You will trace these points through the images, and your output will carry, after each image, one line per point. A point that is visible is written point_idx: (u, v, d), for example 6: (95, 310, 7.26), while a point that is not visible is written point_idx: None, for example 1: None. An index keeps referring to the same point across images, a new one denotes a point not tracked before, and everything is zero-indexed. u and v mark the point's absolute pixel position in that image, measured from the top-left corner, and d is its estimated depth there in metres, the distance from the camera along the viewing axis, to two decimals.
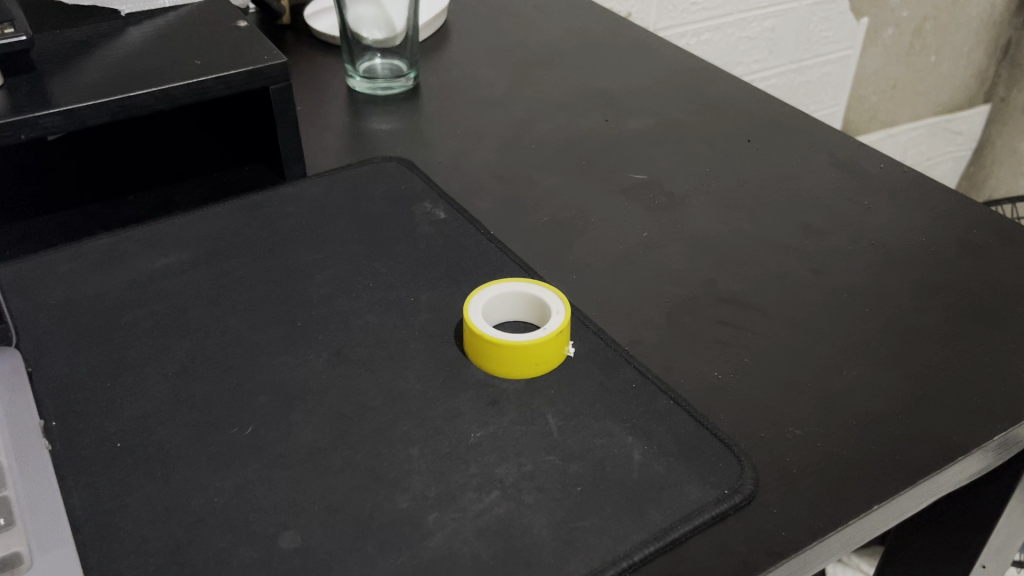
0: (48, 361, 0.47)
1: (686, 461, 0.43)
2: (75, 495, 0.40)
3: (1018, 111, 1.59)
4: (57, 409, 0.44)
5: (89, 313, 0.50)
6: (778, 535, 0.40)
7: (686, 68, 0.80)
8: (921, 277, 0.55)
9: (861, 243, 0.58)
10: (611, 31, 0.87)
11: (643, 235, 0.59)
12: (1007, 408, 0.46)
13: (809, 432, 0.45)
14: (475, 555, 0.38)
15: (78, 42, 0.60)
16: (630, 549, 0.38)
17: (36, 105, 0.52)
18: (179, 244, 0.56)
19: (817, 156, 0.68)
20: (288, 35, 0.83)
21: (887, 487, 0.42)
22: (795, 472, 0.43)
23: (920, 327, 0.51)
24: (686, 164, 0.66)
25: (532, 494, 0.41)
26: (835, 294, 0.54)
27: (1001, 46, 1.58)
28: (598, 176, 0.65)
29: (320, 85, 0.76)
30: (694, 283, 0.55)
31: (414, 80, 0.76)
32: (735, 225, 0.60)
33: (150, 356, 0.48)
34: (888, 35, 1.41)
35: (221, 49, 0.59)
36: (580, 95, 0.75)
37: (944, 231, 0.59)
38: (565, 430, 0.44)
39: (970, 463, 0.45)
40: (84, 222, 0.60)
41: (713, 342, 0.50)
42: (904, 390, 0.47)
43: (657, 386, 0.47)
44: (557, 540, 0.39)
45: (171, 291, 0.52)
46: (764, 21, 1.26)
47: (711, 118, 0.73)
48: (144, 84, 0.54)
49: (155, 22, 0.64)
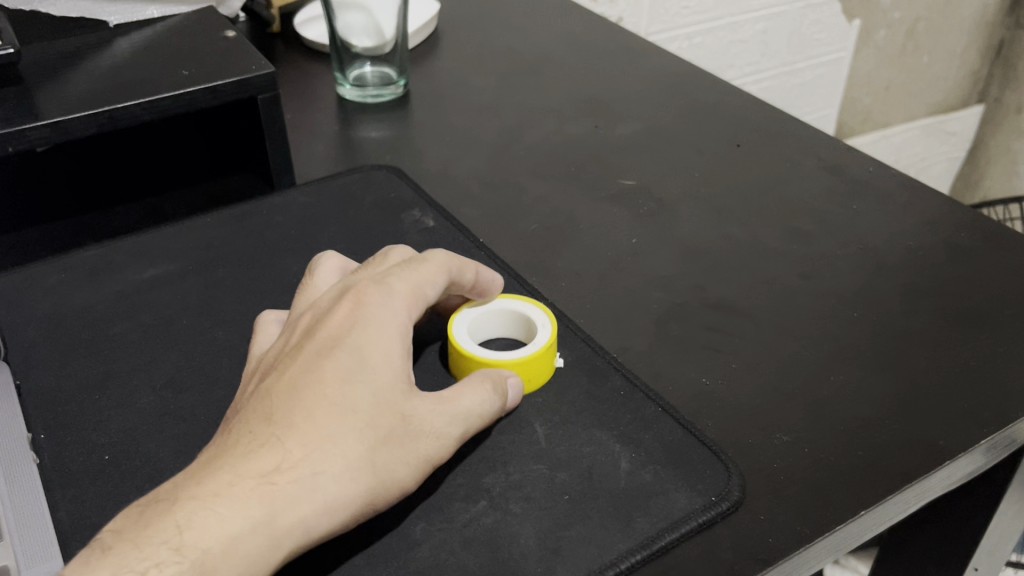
0: (36, 374, 0.47)
1: (674, 468, 0.43)
2: (62, 509, 0.40)
3: (1012, 111, 1.59)
4: (45, 422, 0.44)
5: (77, 326, 0.50)
6: (765, 542, 0.40)
7: (676, 73, 0.81)
8: (908, 282, 0.55)
9: (849, 248, 0.58)
10: (602, 36, 0.88)
11: (631, 242, 0.59)
12: (994, 412, 0.46)
13: (796, 439, 0.45)
14: (461, 564, 0.38)
15: (66, 54, 0.60)
16: (617, 557, 0.38)
17: (23, 118, 0.52)
18: (168, 255, 0.56)
19: (806, 160, 0.68)
20: (278, 44, 0.84)
21: (874, 493, 0.42)
22: (782, 479, 0.43)
23: (907, 333, 0.51)
24: (675, 170, 0.67)
25: (520, 503, 0.41)
26: (823, 300, 0.54)
27: (995, 46, 1.58)
28: (587, 183, 0.65)
29: (310, 93, 0.76)
30: (682, 290, 0.55)
31: (403, 87, 0.76)
32: (724, 231, 0.60)
33: (137, 367, 0.48)
34: (881, 36, 1.41)
35: (210, 59, 0.59)
36: (569, 102, 0.76)
37: (931, 235, 0.59)
38: (553, 439, 0.44)
39: (957, 467, 0.45)
40: (72, 233, 0.60)
41: (701, 348, 0.50)
42: (891, 395, 0.47)
43: (644, 393, 0.47)
44: (544, 549, 0.39)
45: (160, 302, 0.52)
46: (757, 24, 1.26)
47: (699, 123, 0.73)
48: (131, 96, 0.55)
49: (143, 32, 0.64)
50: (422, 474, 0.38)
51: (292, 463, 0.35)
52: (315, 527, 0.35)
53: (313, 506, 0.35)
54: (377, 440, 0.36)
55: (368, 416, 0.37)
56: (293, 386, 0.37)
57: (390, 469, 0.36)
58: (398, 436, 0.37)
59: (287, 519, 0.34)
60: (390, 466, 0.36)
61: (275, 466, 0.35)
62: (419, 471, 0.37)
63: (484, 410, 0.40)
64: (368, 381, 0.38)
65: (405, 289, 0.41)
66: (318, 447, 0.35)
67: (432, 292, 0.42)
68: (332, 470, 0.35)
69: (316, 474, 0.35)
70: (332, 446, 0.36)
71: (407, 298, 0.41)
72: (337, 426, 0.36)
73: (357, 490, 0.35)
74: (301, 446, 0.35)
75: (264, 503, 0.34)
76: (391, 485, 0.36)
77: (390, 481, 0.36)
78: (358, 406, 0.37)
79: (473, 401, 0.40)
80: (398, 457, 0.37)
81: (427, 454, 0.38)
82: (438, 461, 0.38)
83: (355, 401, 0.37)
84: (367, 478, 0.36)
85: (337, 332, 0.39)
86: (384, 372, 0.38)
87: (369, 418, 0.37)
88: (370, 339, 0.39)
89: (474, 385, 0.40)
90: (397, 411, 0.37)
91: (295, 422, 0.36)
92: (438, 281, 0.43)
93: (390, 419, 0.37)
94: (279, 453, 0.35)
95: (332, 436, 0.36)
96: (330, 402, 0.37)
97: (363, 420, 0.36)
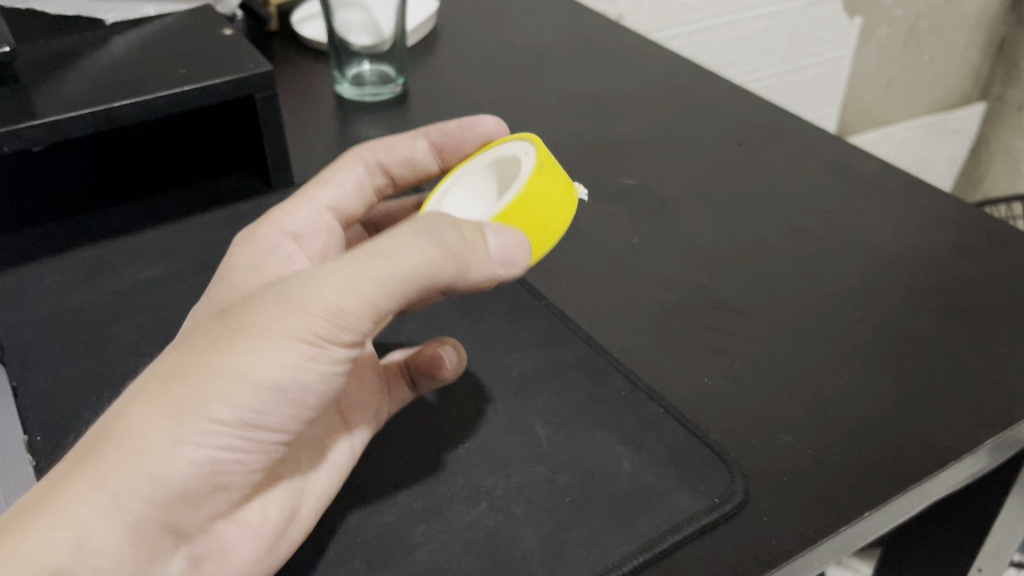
0: (32, 376, 0.46)
1: (676, 470, 0.43)
2: None
3: (1015, 108, 1.57)
4: (41, 424, 0.44)
5: (74, 327, 0.50)
6: (769, 544, 0.39)
7: (676, 70, 0.80)
8: (911, 281, 0.55)
9: (852, 247, 0.58)
10: (602, 34, 0.87)
11: (632, 241, 0.59)
12: (998, 411, 0.46)
13: (800, 439, 0.44)
14: (461, 567, 0.38)
15: (62, 53, 0.60)
16: (619, 560, 0.38)
17: (19, 116, 0.52)
18: (164, 256, 0.57)
19: (808, 158, 0.67)
20: (276, 42, 0.83)
21: (878, 494, 0.41)
22: (786, 480, 0.42)
23: (911, 331, 0.51)
24: (675, 168, 0.66)
25: (521, 506, 0.41)
26: (825, 298, 0.53)
27: (997, 43, 1.57)
28: (587, 181, 0.65)
29: (309, 92, 0.76)
30: (683, 289, 0.54)
31: (402, 85, 0.76)
32: (724, 230, 0.60)
33: (135, 369, 0.47)
34: (881, 34, 1.41)
35: (207, 57, 0.59)
36: (569, 100, 0.75)
37: (935, 234, 0.59)
38: (555, 440, 0.44)
39: (962, 467, 0.44)
40: (70, 232, 0.60)
41: (703, 348, 0.50)
42: (894, 394, 0.47)
43: (646, 394, 0.47)
44: (545, 552, 0.38)
45: (158, 304, 0.52)
46: (758, 21, 1.25)
47: (701, 122, 0.72)
48: (127, 95, 0.54)
49: (140, 31, 0.63)
50: (268, 361, 0.34)
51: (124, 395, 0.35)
52: (142, 439, 0.33)
53: (137, 420, 0.33)
54: (206, 337, 0.34)
55: (202, 326, 0.36)
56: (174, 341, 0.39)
57: (219, 363, 0.34)
58: (227, 324, 0.34)
59: (107, 435, 0.33)
60: (221, 365, 0.34)
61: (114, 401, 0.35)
62: (259, 357, 0.34)
63: (359, 258, 0.35)
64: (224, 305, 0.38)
65: (287, 210, 0.46)
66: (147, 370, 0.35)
67: (322, 189, 0.48)
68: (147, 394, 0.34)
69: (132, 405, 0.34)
70: (163, 361, 0.35)
71: (288, 208, 0.47)
72: (174, 348, 0.35)
73: (185, 395, 0.33)
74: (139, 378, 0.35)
75: (90, 435, 0.34)
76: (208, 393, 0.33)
77: (224, 377, 0.34)
78: (191, 330, 0.36)
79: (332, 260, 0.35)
80: (227, 345, 0.34)
81: (262, 330, 0.34)
82: (289, 339, 0.34)
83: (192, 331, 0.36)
84: (193, 381, 0.33)
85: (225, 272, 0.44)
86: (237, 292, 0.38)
87: (205, 324, 0.36)
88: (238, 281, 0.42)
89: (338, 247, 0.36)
90: (229, 308, 0.36)
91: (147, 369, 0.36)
92: (348, 171, 0.49)
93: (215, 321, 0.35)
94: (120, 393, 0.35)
95: (166, 358, 0.35)
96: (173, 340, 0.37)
97: (199, 331, 0.35)
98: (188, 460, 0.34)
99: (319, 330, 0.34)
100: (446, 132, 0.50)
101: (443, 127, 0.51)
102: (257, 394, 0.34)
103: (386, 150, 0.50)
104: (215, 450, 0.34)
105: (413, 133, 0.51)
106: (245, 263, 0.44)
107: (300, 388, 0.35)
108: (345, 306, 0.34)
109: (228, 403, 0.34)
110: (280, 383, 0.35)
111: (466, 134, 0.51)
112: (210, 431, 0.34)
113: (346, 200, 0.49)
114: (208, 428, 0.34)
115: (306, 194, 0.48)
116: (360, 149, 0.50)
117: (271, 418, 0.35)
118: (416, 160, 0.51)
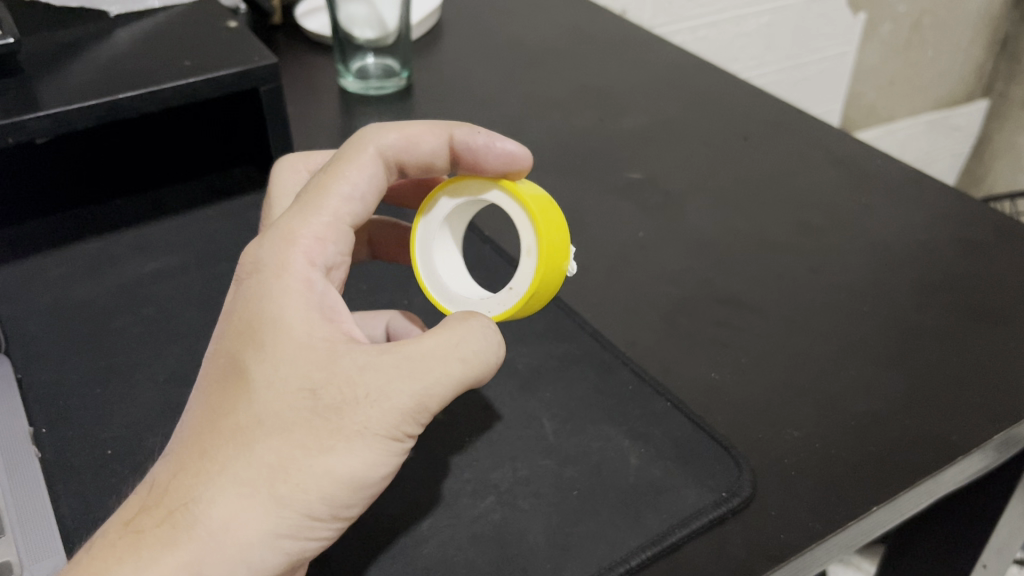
0: (37, 368, 0.46)
1: (683, 464, 0.42)
2: (66, 504, 0.39)
3: (1017, 106, 1.57)
4: (47, 416, 0.43)
5: (78, 320, 0.50)
6: (777, 539, 0.39)
7: (680, 65, 0.80)
8: (918, 276, 0.55)
9: (859, 242, 0.58)
10: (607, 28, 0.87)
11: (638, 235, 0.58)
12: (1006, 406, 0.45)
13: (807, 434, 0.44)
14: (469, 560, 0.38)
15: (66, 45, 0.59)
16: (628, 554, 0.38)
17: (23, 108, 0.51)
18: (170, 248, 0.57)
19: (813, 152, 0.67)
20: (279, 36, 0.83)
21: (886, 488, 0.41)
22: (793, 475, 0.42)
23: (918, 327, 0.51)
24: (681, 163, 0.66)
25: (528, 500, 0.40)
26: (832, 293, 0.53)
27: (1000, 40, 1.57)
28: (593, 175, 0.65)
29: (313, 85, 0.75)
30: (689, 282, 0.54)
31: (407, 79, 0.75)
32: (731, 224, 0.59)
33: (141, 362, 0.47)
34: (885, 30, 1.41)
35: (211, 49, 0.59)
36: (573, 94, 0.75)
37: (942, 229, 0.59)
38: (562, 434, 0.44)
39: (970, 463, 0.44)
40: (74, 224, 0.59)
41: (710, 342, 0.50)
42: (901, 389, 0.47)
43: (652, 388, 0.47)
44: (553, 546, 0.38)
45: (163, 296, 0.52)
46: (762, 17, 1.25)
47: (706, 117, 0.72)
48: (131, 87, 0.54)
49: (144, 23, 0.63)
50: (362, 458, 0.33)
51: (206, 479, 0.32)
52: (243, 534, 0.32)
53: (234, 514, 0.32)
54: (297, 426, 0.33)
55: (284, 407, 0.33)
56: (217, 386, 0.34)
57: (319, 462, 0.33)
58: (322, 414, 0.33)
59: (205, 532, 0.31)
60: (310, 452, 0.33)
61: (191, 482, 0.32)
62: (354, 455, 0.33)
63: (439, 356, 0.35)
64: (291, 366, 0.33)
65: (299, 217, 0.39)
66: (231, 453, 0.32)
67: (339, 195, 0.38)
68: (234, 477, 0.32)
69: (214, 491, 0.32)
70: (253, 448, 0.32)
71: (303, 217, 0.37)
72: (258, 428, 0.33)
73: (286, 491, 0.32)
74: (217, 449, 0.33)
75: (177, 525, 0.31)
76: (300, 482, 0.32)
77: (313, 465, 0.32)
78: (268, 404, 0.33)
79: (424, 356, 0.34)
80: (326, 442, 0.33)
81: (361, 429, 0.33)
82: (385, 437, 0.34)
83: (269, 407, 0.33)
84: (294, 479, 0.32)
85: (245, 276, 0.37)
86: (302, 349, 0.34)
87: (285, 403, 0.33)
88: (274, 301, 0.35)
89: (418, 337, 0.35)
90: (314, 389, 0.33)
91: (212, 439, 0.33)
92: (366, 167, 0.39)
93: (301, 403, 0.33)
94: (190, 468, 0.32)
95: (253, 441, 0.32)
96: (233, 405, 0.33)
97: (285, 416, 0.33)
98: (280, 552, 0.33)
99: (409, 427, 0.34)
100: (473, 137, 0.42)
101: (472, 130, 0.42)
102: (348, 490, 0.34)
103: (406, 146, 0.41)
104: (305, 542, 0.33)
105: (436, 128, 0.42)
106: (266, 275, 0.36)
107: (385, 475, 0.35)
108: (428, 404, 0.34)
109: (315, 490, 0.32)
110: (368, 477, 0.34)
111: (489, 155, 0.42)
112: (289, 516, 0.32)
113: (363, 200, 0.39)
114: (303, 523, 0.33)
115: (322, 202, 0.38)
116: (376, 135, 0.41)
117: (357, 507, 0.35)
118: (434, 163, 0.43)
